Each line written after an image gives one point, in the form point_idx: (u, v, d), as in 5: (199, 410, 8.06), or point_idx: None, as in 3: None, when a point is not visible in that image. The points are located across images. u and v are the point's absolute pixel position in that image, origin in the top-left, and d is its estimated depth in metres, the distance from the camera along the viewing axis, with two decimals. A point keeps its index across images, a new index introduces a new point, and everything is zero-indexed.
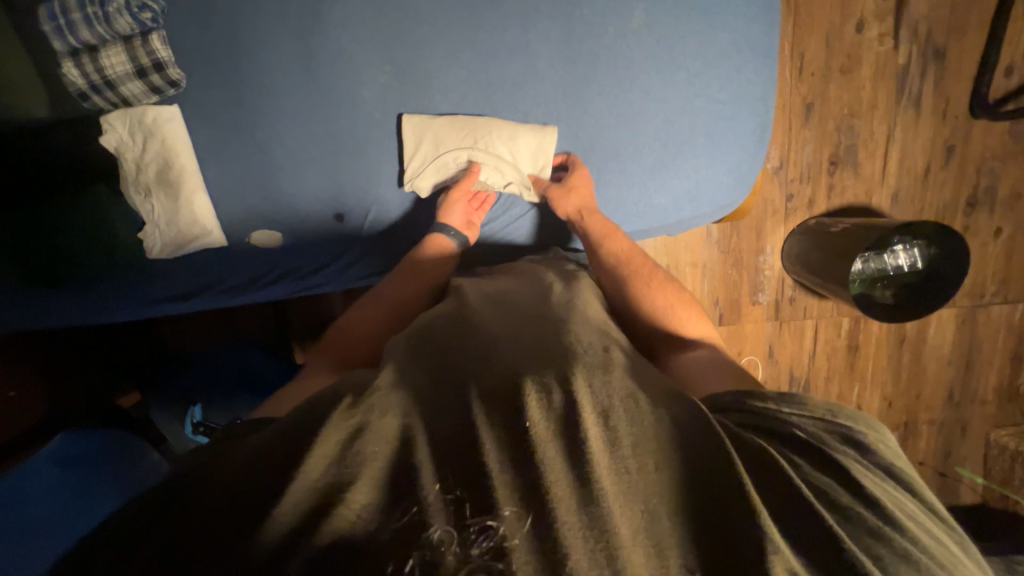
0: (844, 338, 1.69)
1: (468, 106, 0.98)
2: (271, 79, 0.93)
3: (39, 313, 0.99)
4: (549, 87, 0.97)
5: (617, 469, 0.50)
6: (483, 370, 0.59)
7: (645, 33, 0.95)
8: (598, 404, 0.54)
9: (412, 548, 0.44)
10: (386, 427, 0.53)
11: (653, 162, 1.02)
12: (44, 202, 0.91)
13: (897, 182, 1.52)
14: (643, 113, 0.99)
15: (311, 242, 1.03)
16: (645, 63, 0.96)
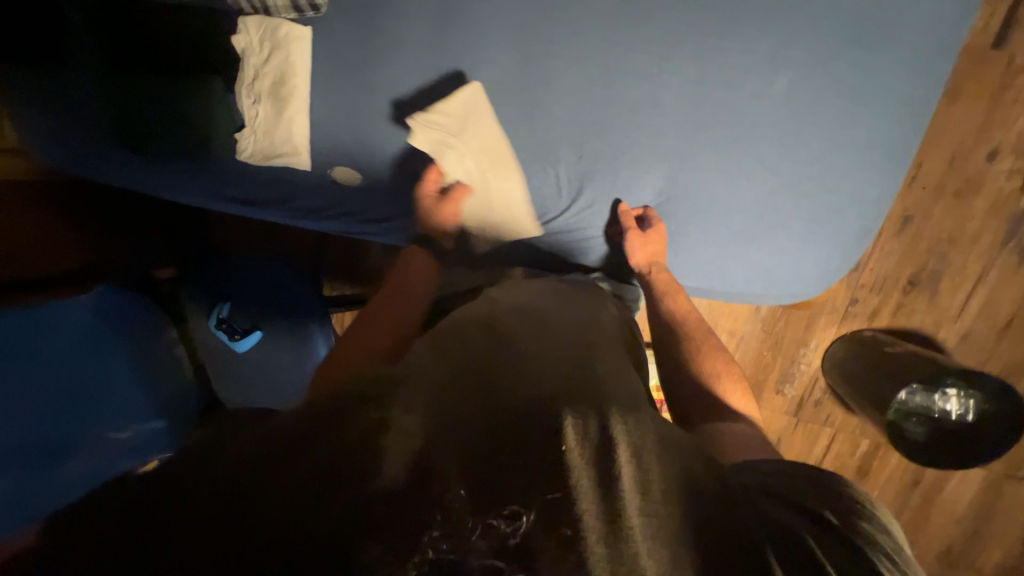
0: (857, 458, 1.62)
1: (578, 113, 0.96)
2: (404, 31, 0.95)
3: (126, 174, 1.06)
4: (664, 121, 0.95)
5: (645, 504, 0.50)
6: (519, 383, 0.61)
7: (777, 99, 0.92)
8: (631, 442, 0.55)
9: (432, 525, 0.45)
10: (416, 419, 0.54)
11: (741, 229, 0.99)
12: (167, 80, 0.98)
13: (972, 324, 1.42)
14: (750, 178, 0.96)
15: (385, 193, 1.04)
16: (769, 130, 0.93)
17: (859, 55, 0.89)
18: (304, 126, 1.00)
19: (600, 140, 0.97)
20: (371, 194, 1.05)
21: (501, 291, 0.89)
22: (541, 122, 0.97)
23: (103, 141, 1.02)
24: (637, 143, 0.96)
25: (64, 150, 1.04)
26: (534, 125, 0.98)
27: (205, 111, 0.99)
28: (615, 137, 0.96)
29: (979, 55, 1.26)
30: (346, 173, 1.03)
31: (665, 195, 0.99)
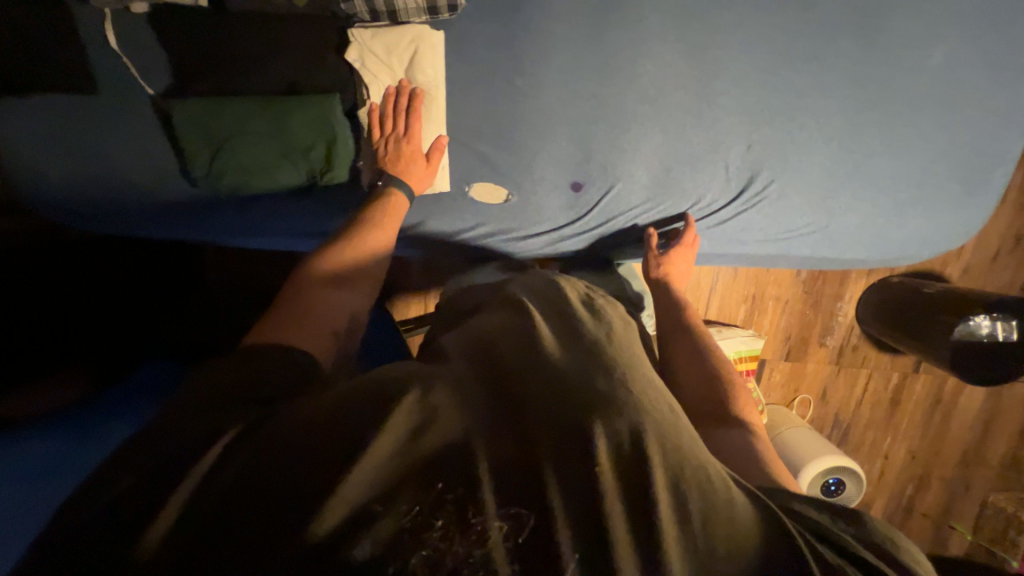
0: (889, 390, 1.82)
1: (765, 92, 0.77)
2: (527, 10, 0.74)
3: (199, 227, 0.86)
4: (866, 97, 0.77)
5: (680, 538, 0.38)
6: (542, 379, 0.45)
7: (982, 46, 0.75)
8: (668, 459, 0.41)
9: (417, 546, 0.37)
10: (408, 418, 0.42)
11: (958, 194, 0.81)
12: (248, 106, 0.75)
13: (970, 258, 1.65)
14: (966, 135, 0.78)
15: (523, 209, 0.85)
16: (987, 87, 0.77)
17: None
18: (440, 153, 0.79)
19: (797, 119, 0.77)
20: (515, 214, 0.85)
21: (521, 279, 0.70)
22: (718, 103, 0.77)
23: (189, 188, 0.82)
24: (832, 113, 0.77)
25: (128, 207, 0.83)
26: (709, 109, 0.78)
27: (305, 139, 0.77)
28: (806, 107, 0.77)
29: None
30: (488, 192, 0.83)
31: (856, 178, 0.80)
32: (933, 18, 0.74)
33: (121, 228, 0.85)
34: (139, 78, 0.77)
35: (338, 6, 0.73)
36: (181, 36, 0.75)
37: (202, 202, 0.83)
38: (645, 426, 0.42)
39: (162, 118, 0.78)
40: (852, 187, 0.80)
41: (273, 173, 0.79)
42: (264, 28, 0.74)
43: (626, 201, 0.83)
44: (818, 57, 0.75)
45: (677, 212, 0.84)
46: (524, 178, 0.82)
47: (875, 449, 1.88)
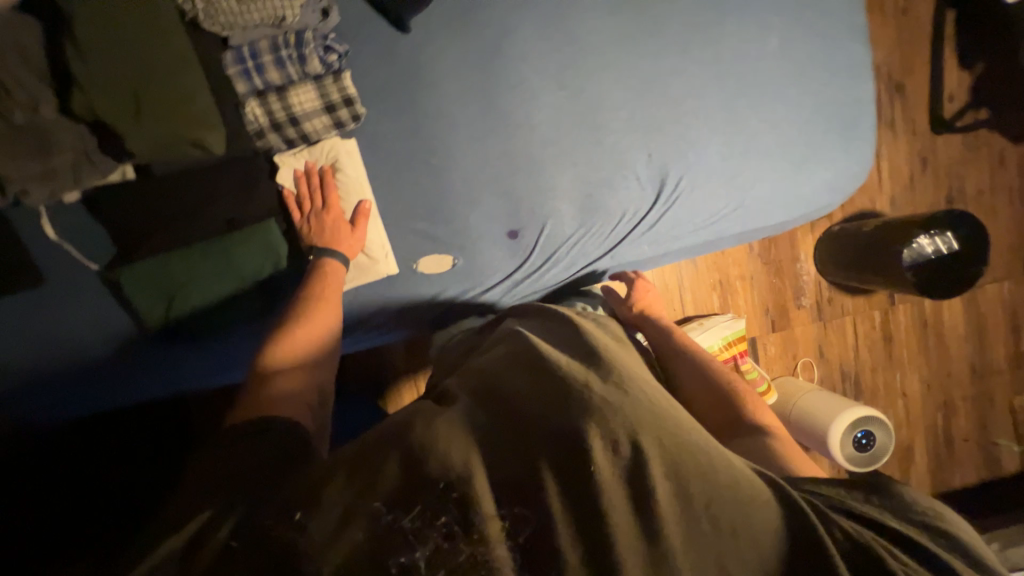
0: (878, 329, 1.86)
1: (646, 109, 0.86)
2: (421, 102, 0.83)
3: (170, 378, 0.86)
4: (730, 88, 0.87)
5: (679, 514, 0.45)
6: (542, 396, 0.50)
7: (809, 19, 0.87)
8: (669, 459, 0.46)
9: (422, 549, 0.43)
10: (419, 450, 0.47)
11: (841, 137, 0.89)
12: (191, 253, 0.79)
13: (892, 190, 1.79)
14: (825, 90, 0.88)
15: (472, 268, 0.89)
16: (823, 51, 0.88)
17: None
18: (382, 240, 0.85)
19: (682, 120, 0.87)
20: (467, 274, 0.89)
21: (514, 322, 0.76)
22: (611, 126, 0.86)
23: (151, 343, 0.83)
24: (708, 108, 0.87)
25: (94, 380, 0.84)
26: (605, 133, 0.87)
27: (251, 267, 0.81)
28: (684, 111, 0.87)
29: None
30: (436, 262, 0.88)
31: (752, 154, 0.88)
32: (760, 11, 0.86)
33: (90, 403, 0.85)
34: (83, 258, 0.80)
35: (252, 144, 0.79)
36: (113, 208, 0.79)
37: (168, 354, 0.84)
38: (638, 427, 0.47)
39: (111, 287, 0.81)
40: (751, 161, 0.88)
41: (231, 306, 0.83)
42: (186, 182, 0.78)
43: (561, 233, 0.89)
44: (680, 67, 0.86)
45: (612, 228, 0.89)
46: (464, 240, 0.87)
47: (891, 390, 1.89)
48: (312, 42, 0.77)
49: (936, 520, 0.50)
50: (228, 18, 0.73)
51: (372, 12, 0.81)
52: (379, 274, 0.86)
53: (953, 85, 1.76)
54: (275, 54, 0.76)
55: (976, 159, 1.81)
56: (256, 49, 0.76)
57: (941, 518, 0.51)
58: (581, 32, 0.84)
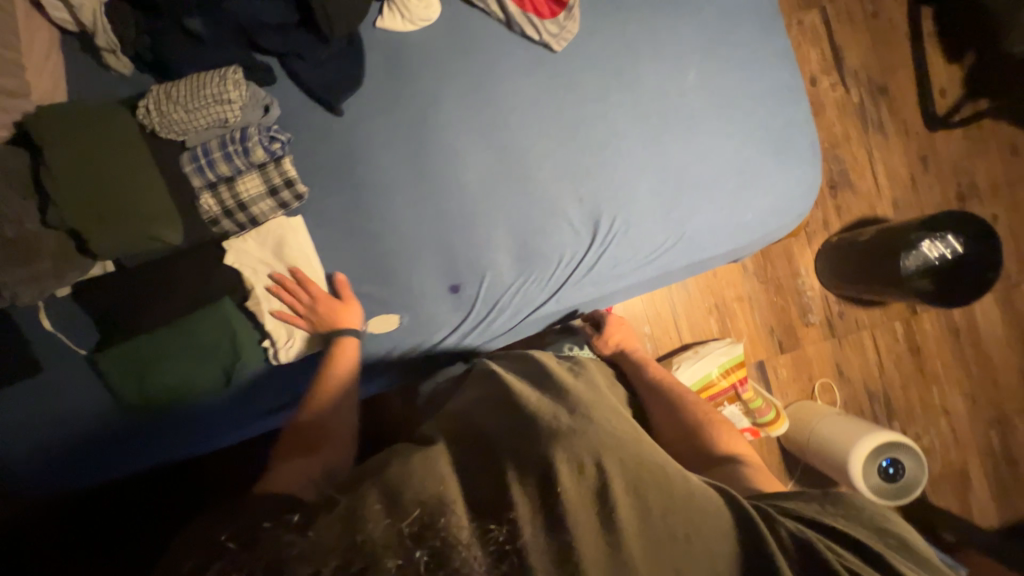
0: (903, 342, 1.71)
1: (571, 157, 0.89)
2: (357, 176, 0.90)
3: (152, 449, 0.92)
4: (649, 125, 0.88)
5: (637, 523, 0.52)
6: (520, 431, 0.61)
7: (727, 49, 0.88)
8: (628, 475, 0.56)
9: (422, 549, 0.49)
10: (422, 480, 0.55)
11: (773, 161, 0.88)
12: (162, 333, 0.86)
13: (892, 193, 1.69)
14: (751, 116, 0.88)
15: (420, 322, 0.92)
16: (742, 78, 0.88)
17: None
18: (332, 307, 0.88)
19: (611, 161, 0.88)
20: (414, 330, 0.92)
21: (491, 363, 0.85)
22: (541, 175, 0.89)
23: (129, 420, 0.90)
24: (634, 147, 0.88)
25: (83, 454, 0.90)
26: (537, 182, 0.89)
27: (214, 342, 0.87)
28: (609, 153, 0.89)
29: None
30: (383, 322, 0.91)
31: (687, 186, 0.88)
32: (675, 48, 0.88)
33: (80, 479, 0.91)
34: (74, 344, 0.90)
35: (210, 230, 0.87)
36: (94, 299, 0.87)
37: (144, 429, 0.91)
38: (600, 451, 0.57)
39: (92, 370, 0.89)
40: (687, 193, 0.88)
41: (199, 380, 0.88)
42: (159, 267, 0.86)
43: (504, 282, 0.91)
44: (601, 111, 0.89)
45: (551, 275, 0.90)
46: (407, 299, 0.91)
47: (930, 407, 1.71)
48: (254, 134, 0.85)
49: (889, 530, 0.58)
50: (181, 125, 0.83)
51: (308, 101, 0.90)
52: (328, 339, 0.89)
53: (943, 80, 1.68)
54: (224, 149, 0.85)
55: (984, 151, 1.69)
56: (207, 147, 0.85)
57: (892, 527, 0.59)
58: (501, 93, 0.90)
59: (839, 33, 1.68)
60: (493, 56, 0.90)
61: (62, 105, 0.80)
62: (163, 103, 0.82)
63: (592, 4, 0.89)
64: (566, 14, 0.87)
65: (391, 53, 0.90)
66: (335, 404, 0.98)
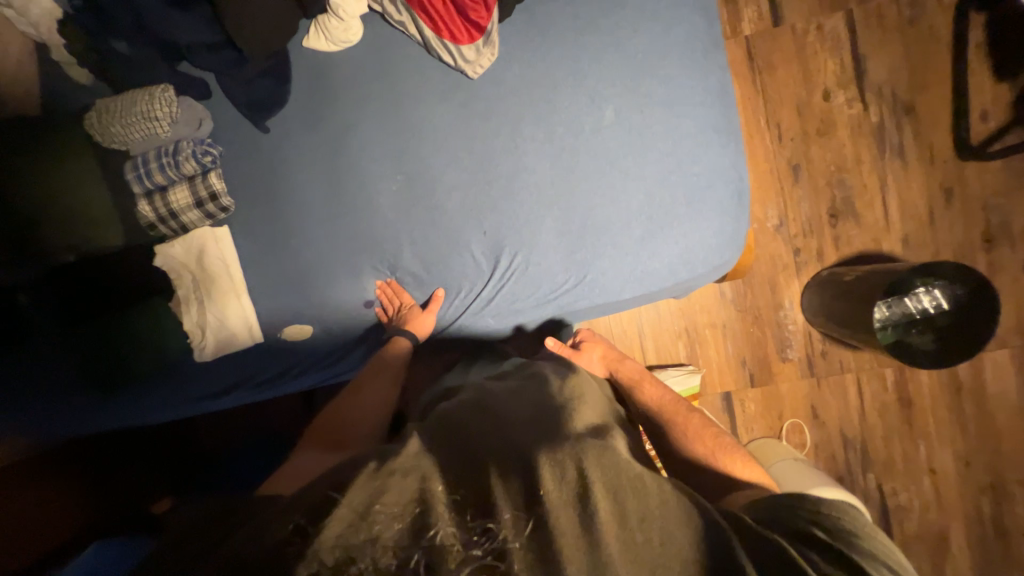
0: (892, 391, 1.57)
1: (479, 189, 0.90)
2: (280, 192, 0.95)
3: (93, 415, 0.98)
4: (558, 163, 0.87)
5: (620, 532, 0.53)
6: (498, 441, 0.62)
7: (650, 87, 0.84)
8: (608, 480, 0.57)
9: (417, 550, 0.49)
10: (406, 487, 0.54)
11: (686, 209, 0.85)
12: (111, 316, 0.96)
13: (903, 226, 1.52)
14: (666, 162, 0.84)
15: (334, 332, 0.98)
16: (662, 119, 0.84)
17: (711, 27, 0.86)
18: (246, 311, 0.96)
19: (517, 197, 0.88)
20: (324, 342, 0.98)
21: (472, 375, 0.86)
22: (449, 204, 0.91)
23: (57, 394, 0.96)
24: (544, 183, 0.87)
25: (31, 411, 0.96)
26: (442, 212, 0.91)
27: (156, 329, 0.96)
28: (518, 187, 0.88)
29: (768, 31, 1.50)
30: (297, 331, 0.97)
31: (590, 232, 0.87)
32: (596, 82, 0.85)
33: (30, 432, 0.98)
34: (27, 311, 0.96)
35: (150, 233, 0.96)
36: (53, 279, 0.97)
37: (72, 405, 0.97)
38: (583, 456, 0.59)
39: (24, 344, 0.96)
40: (590, 237, 0.87)
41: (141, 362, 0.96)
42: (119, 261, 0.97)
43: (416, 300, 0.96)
44: (513, 145, 0.88)
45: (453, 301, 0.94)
46: (319, 313, 0.96)
47: (913, 464, 1.57)
48: (186, 150, 0.91)
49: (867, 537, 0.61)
50: (121, 137, 0.91)
51: (240, 115, 0.95)
52: (243, 340, 0.97)
53: (986, 101, 1.48)
54: (159, 161, 0.91)
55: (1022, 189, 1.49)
56: (146, 158, 0.92)
57: (868, 532, 0.62)
58: (417, 120, 0.91)
59: (865, 41, 1.49)
60: (412, 81, 0.91)
61: (39, 117, 0.91)
62: (104, 116, 0.90)
63: (515, 31, 0.88)
64: (484, 40, 0.86)
65: (317, 74, 0.93)
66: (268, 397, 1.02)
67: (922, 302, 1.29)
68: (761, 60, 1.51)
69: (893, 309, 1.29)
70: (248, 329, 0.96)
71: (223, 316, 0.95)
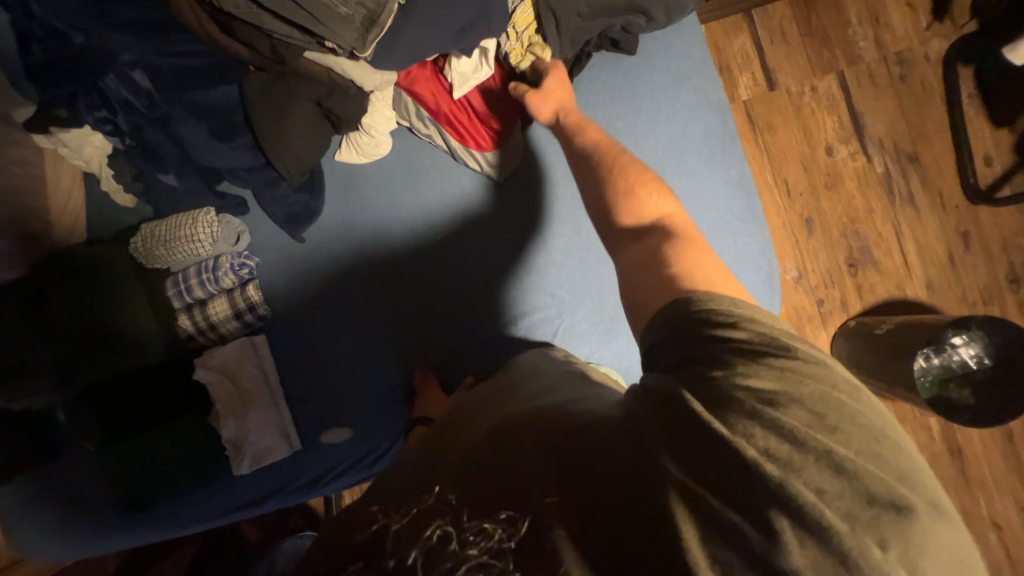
0: (940, 440, 1.51)
1: (506, 275, 0.94)
2: (315, 299, 0.97)
3: (124, 537, 0.96)
4: (575, 254, 0.93)
5: (574, 477, 0.49)
6: (467, 438, 0.60)
7: (672, 179, 0.87)
8: (558, 429, 0.55)
9: (413, 550, 0.46)
10: (385, 503, 0.54)
11: None
12: (152, 430, 0.97)
13: (925, 271, 1.51)
14: None
15: (371, 430, 0.96)
16: (683, 207, 0.87)
17: (724, 119, 0.89)
18: (285, 417, 0.96)
19: (546, 287, 0.93)
20: (357, 445, 0.96)
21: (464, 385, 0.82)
22: (473, 291, 0.95)
23: (95, 515, 0.96)
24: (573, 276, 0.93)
25: (67, 533, 0.95)
26: (467, 296, 0.95)
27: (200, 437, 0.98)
28: (549, 281, 0.93)
29: (764, 96, 1.57)
30: (336, 434, 0.96)
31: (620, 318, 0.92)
32: None
33: (65, 553, 0.97)
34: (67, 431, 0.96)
35: (188, 345, 0.98)
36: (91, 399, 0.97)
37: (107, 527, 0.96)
38: (542, 422, 0.57)
39: (61, 466, 0.97)
40: (622, 325, 0.92)
41: (180, 477, 0.97)
42: (156, 375, 0.98)
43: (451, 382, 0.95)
44: (539, 237, 0.94)
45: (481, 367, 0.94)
46: (359, 416, 0.96)
47: (976, 519, 1.48)
48: (225, 264, 0.95)
49: (780, 335, 0.53)
50: (162, 258, 0.94)
51: (276, 226, 0.99)
52: (285, 445, 0.96)
53: (989, 147, 1.52)
54: (199, 277, 0.95)
55: None
56: (187, 275, 0.95)
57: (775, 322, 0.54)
58: (444, 217, 0.95)
59: (859, 99, 1.55)
60: (440, 186, 0.95)
61: (91, 244, 0.96)
62: (148, 240, 0.93)
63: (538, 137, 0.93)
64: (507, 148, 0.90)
65: (348, 184, 0.98)
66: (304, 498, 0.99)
67: (960, 354, 1.27)
68: (761, 122, 1.57)
69: (934, 359, 1.28)
70: (289, 425, 0.96)
71: (266, 422, 0.95)
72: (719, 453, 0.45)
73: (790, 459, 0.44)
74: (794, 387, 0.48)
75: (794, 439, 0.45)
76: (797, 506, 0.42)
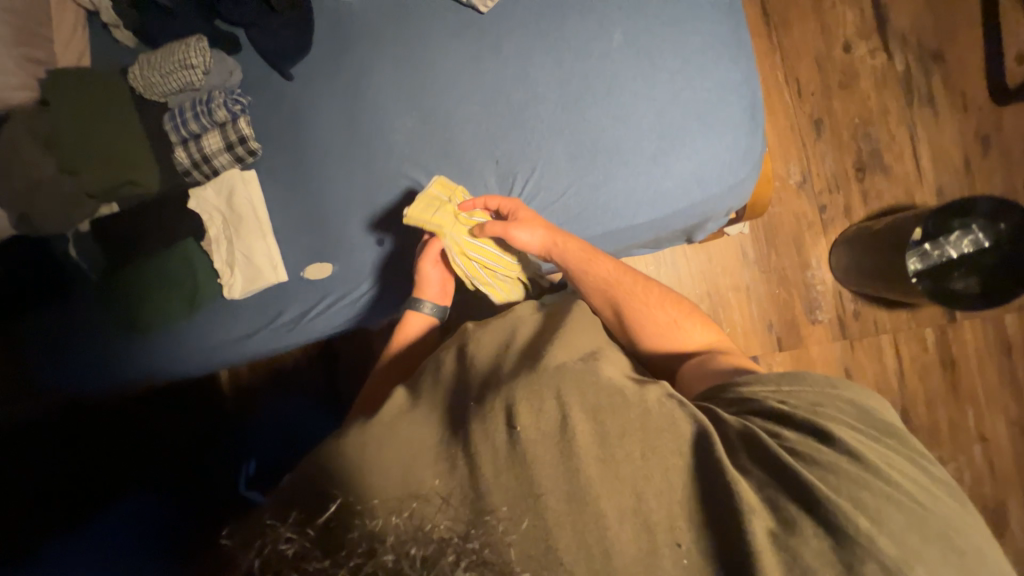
0: (934, 352, 1.48)
1: (491, 111, 0.92)
2: (302, 136, 1.00)
3: (125, 362, 1.01)
4: (556, 90, 0.89)
5: (603, 467, 0.51)
6: (481, 386, 0.62)
7: (659, 10, 0.87)
8: (588, 404, 0.55)
9: (411, 546, 0.43)
10: (395, 483, 0.51)
11: (698, 123, 0.86)
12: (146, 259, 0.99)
13: (938, 178, 1.45)
14: (673, 78, 0.86)
15: (356, 264, 1.00)
16: (670, 36, 0.86)
17: None
18: (272, 251, 1.00)
19: (527, 124, 0.90)
20: (339, 277, 1.01)
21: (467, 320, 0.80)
22: (464, 150, 0.93)
23: (99, 335, 1.00)
24: (555, 107, 0.89)
25: (74, 354, 0.99)
26: (455, 145, 0.94)
27: (190, 268, 1.00)
28: (529, 115, 0.90)
29: None
30: (317, 269, 1.01)
31: (601, 152, 0.88)
32: (604, 10, 0.88)
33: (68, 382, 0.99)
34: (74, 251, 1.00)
35: (184, 179, 1.02)
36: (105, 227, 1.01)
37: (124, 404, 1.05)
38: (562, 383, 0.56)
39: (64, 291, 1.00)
40: (602, 157, 0.88)
41: (181, 299, 1.00)
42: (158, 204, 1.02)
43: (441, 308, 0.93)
44: (523, 70, 0.90)
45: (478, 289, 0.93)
46: (336, 256, 1.01)
47: (962, 431, 1.47)
48: (219, 99, 0.97)
49: (867, 408, 0.64)
50: (160, 88, 0.98)
51: (268, 67, 1.01)
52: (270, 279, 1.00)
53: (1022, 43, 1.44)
54: (194, 110, 0.98)
55: None
56: (183, 109, 0.98)
57: (856, 399, 0.64)
58: (429, 58, 0.94)
59: None
60: (427, 20, 0.95)
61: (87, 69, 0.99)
62: (145, 68, 0.97)
63: None
64: None
65: (336, 21, 0.99)
66: (308, 335, 1.05)
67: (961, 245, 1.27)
68: (777, 17, 1.49)
69: (932, 252, 1.28)
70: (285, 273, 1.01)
71: (255, 263, 0.99)
72: (821, 509, 0.51)
73: (880, 514, 0.52)
74: (876, 453, 0.57)
75: (888, 496, 0.53)
76: (871, 546, 0.49)
